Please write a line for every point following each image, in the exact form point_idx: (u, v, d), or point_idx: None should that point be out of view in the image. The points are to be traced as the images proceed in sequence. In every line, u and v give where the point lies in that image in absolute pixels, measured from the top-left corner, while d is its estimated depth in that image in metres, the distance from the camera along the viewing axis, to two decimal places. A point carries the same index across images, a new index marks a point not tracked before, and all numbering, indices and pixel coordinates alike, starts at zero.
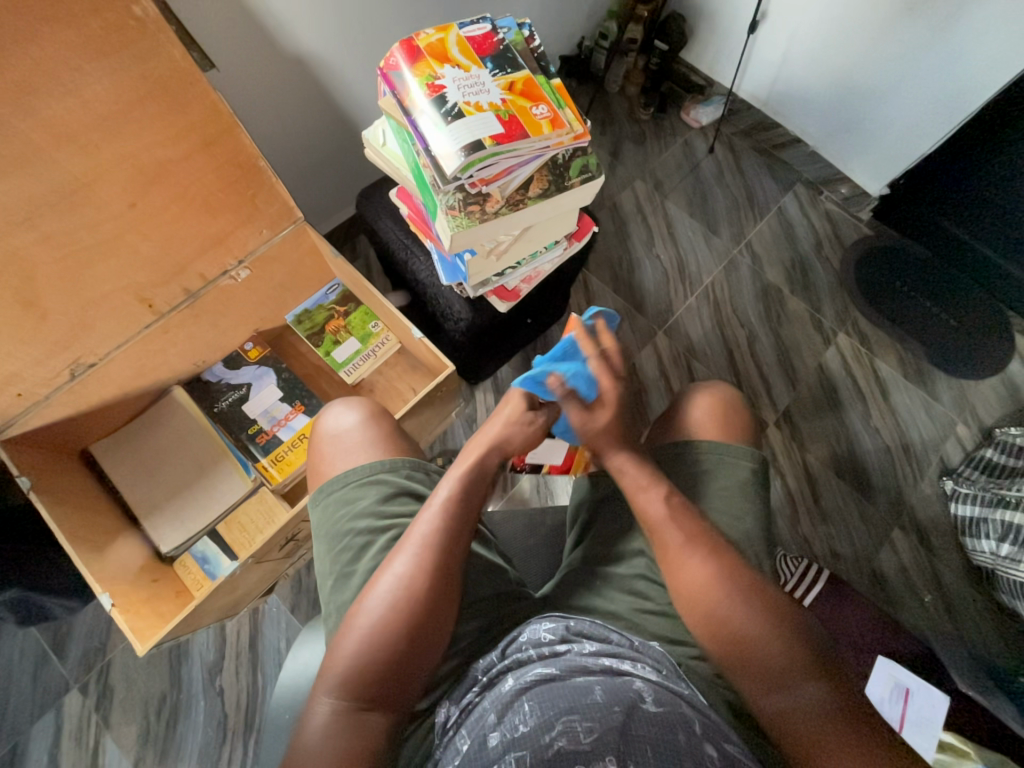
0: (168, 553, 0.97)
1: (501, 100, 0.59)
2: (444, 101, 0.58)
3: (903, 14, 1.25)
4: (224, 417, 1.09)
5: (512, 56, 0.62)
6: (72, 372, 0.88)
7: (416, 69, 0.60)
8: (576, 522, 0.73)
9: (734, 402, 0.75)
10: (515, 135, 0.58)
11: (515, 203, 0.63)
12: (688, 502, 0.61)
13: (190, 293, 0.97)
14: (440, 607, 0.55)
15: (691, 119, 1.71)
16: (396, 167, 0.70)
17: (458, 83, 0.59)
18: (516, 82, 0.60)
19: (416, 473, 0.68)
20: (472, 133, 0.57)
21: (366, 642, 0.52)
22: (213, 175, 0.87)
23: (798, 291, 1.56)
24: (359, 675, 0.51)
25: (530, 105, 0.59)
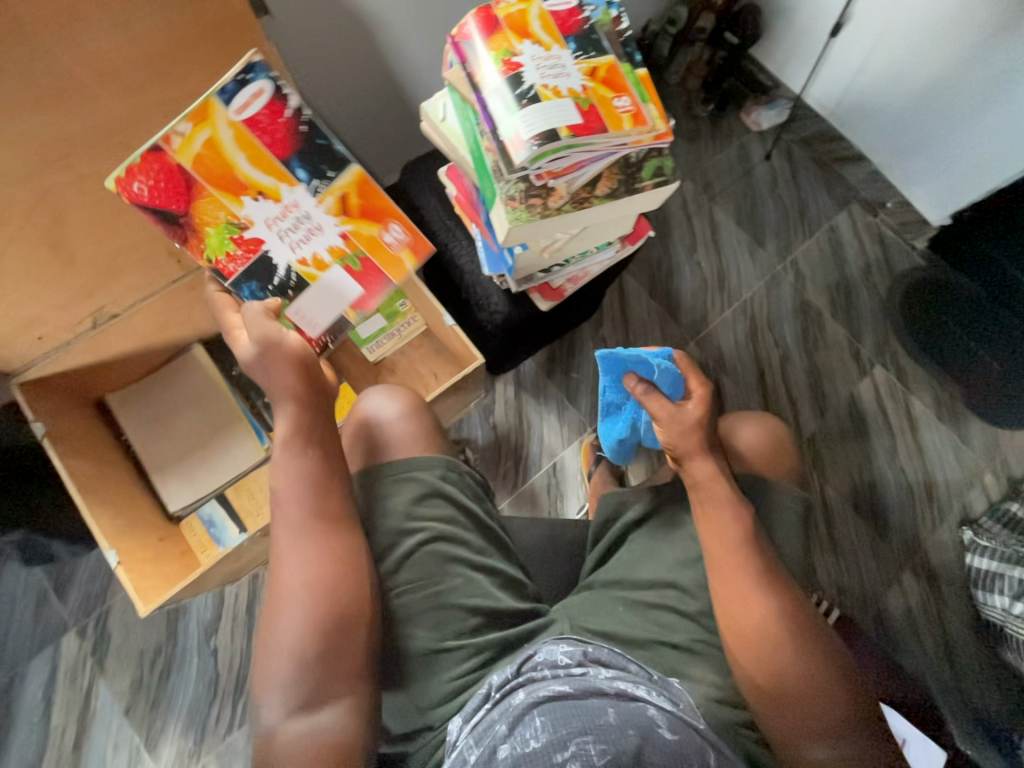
0: (175, 512, 0.96)
1: (581, 87, 0.53)
2: (520, 81, 0.53)
3: (998, 34, 1.17)
4: (242, 381, 1.06)
5: (597, 39, 0.56)
6: (94, 320, 0.87)
7: (491, 42, 0.55)
8: (597, 544, 0.72)
9: (781, 439, 0.71)
10: (593, 128, 0.53)
11: (581, 201, 0.58)
12: (725, 540, 0.58)
13: None
14: (338, 585, 0.56)
15: (751, 121, 1.62)
16: (453, 146, 0.66)
17: (537, 63, 0.54)
18: (599, 68, 0.55)
19: (449, 473, 0.65)
20: (547, 121, 0.52)
21: (289, 660, 0.53)
22: None
23: (839, 316, 1.50)
24: (291, 686, 0.52)
25: (612, 95, 0.54)
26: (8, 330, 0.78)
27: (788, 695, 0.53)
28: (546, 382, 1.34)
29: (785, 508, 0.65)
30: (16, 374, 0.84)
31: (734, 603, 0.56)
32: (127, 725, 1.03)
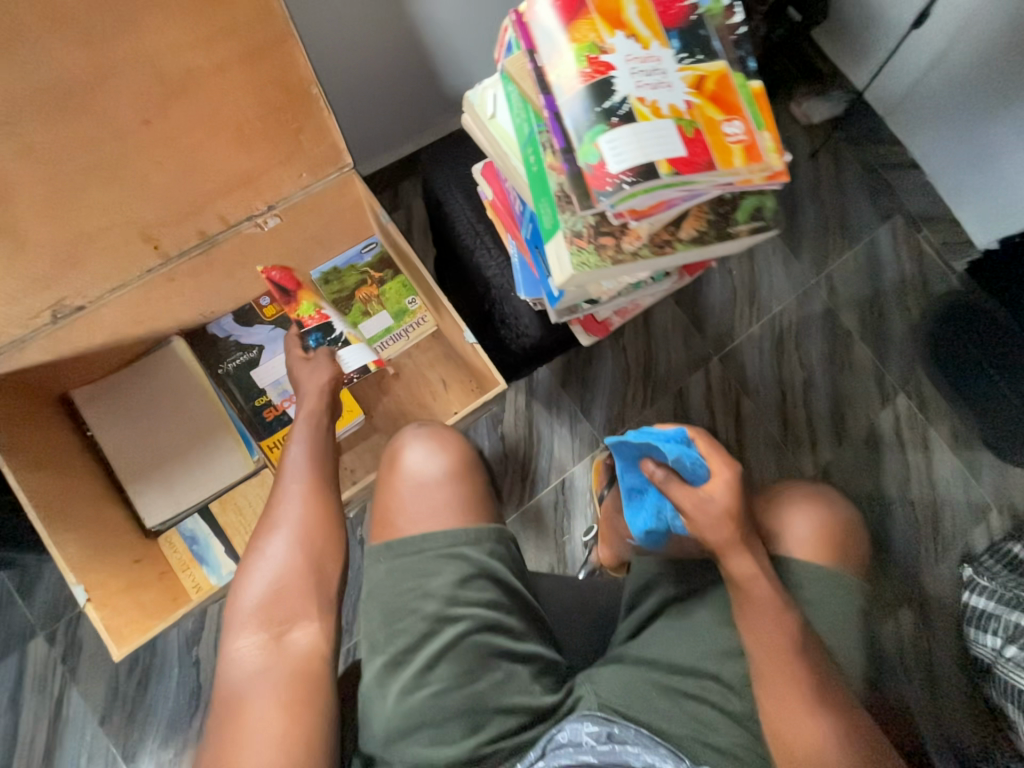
0: (152, 527, 0.87)
1: (686, 104, 0.42)
2: (608, 89, 0.41)
3: None
4: (229, 381, 0.95)
5: (706, 37, 0.44)
6: (54, 314, 0.73)
7: (573, 29, 0.43)
8: (631, 611, 0.65)
9: (833, 519, 0.66)
10: (698, 163, 0.41)
11: (662, 244, 0.47)
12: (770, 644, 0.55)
13: (206, 238, 0.79)
14: (317, 537, 0.63)
15: (801, 113, 1.48)
16: (503, 150, 0.53)
17: (632, 65, 0.42)
18: (707, 78, 0.43)
19: (499, 550, 0.60)
20: (641, 146, 0.40)
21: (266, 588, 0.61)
22: (251, 98, 0.67)
23: (867, 338, 1.43)
24: (265, 606, 0.60)
25: (721, 118, 0.42)
26: None
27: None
28: (559, 392, 1.26)
29: (836, 593, 0.61)
30: None
31: (789, 721, 0.53)
32: (102, 736, 0.98)
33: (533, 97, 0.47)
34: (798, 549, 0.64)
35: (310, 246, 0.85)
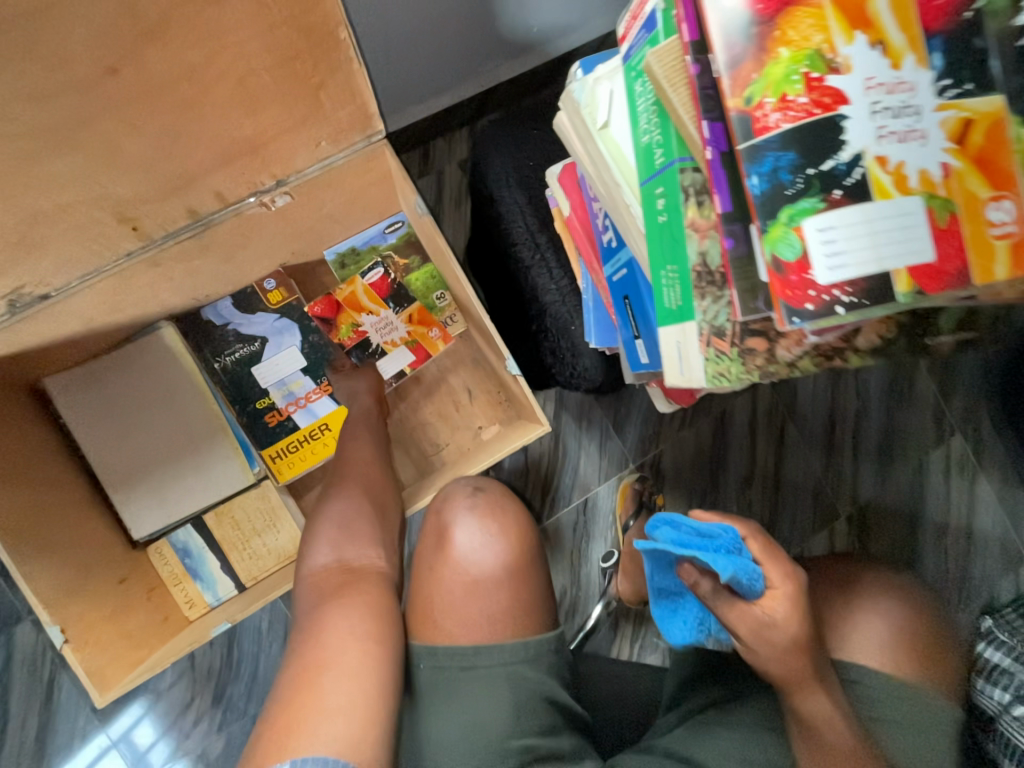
0: (140, 537, 0.78)
1: (942, 176, 0.35)
2: (833, 128, 0.36)
3: None
4: (227, 377, 0.83)
5: (979, 45, 0.35)
6: (13, 302, 0.60)
7: (789, 23, 0.37)
8: (672, 705, 0.57)
9: (917, 630, 0.54)
10: (944, 267, 0.35)
11: (829, 356, 0.42)
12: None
13: (199, 216, 0.64)
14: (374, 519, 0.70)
15: None
16: (618, 171, 0.49)
17: (869, 93, 0.36)
18: (978, 119, 0.35)
19: (555, 669, 0.58)
20: (859, 226, 0.35)
21: (337, 523, 0.68)
22: (258, 42, 0.49)
23: (935, 369, 1.28)
24: (336, 539, 0.67)
25: (990, 196, 0.34)
26: None
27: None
28: (591, 403, 1.15)
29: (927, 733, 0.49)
30: None
31: None
32: (96, 721, 0.96)
33: (680, 121, 0.43)
34: (876, 663, 0.53)
35: (382, 286, 0.88)
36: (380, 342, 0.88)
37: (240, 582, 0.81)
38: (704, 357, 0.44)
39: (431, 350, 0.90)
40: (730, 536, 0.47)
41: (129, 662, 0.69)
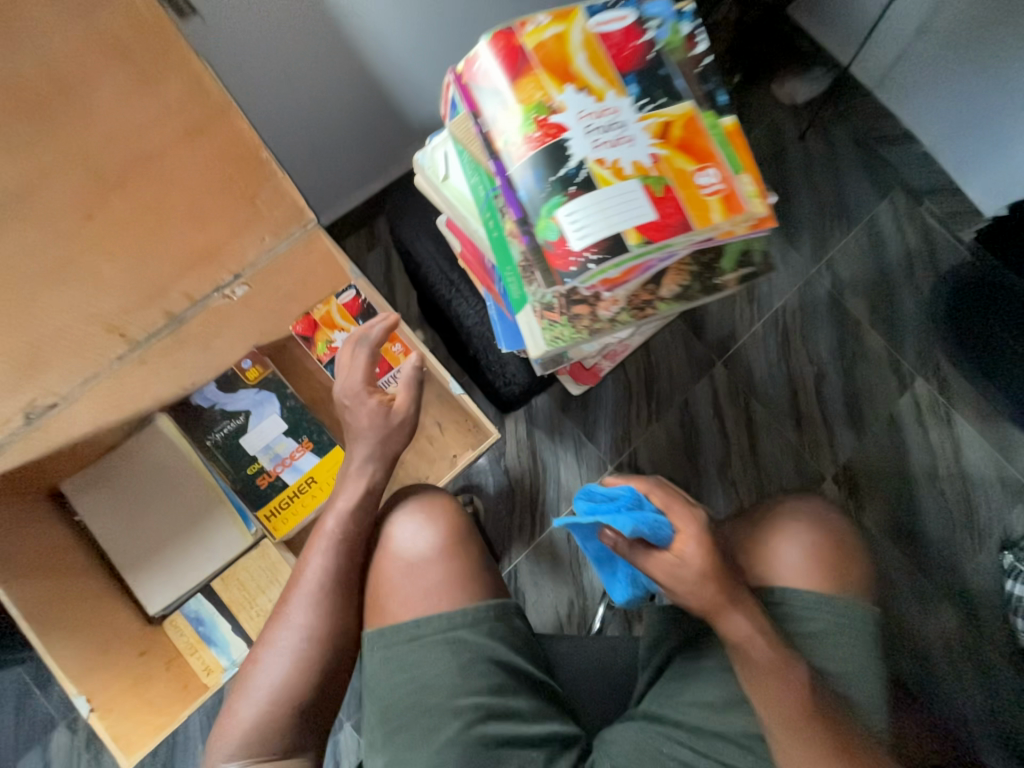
0: (156, 614, 0.84)
1: (649, 160, 0.43)
2: (561, 154, 0.43)
3: None
4: (219, 452, 0.92)
5: (665, 75, 0.44)
6: (27, 416, 0.71)
7: (519, 88, 0.44)
8: (647, 663, 0.61)
9: (832, 544, 0.59)
10: (671, 226, 0.41)
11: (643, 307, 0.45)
12: (784, 708, 0.49)
13: (173, 317, 0.76)
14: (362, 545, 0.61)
15: (784, 96, 1.41)
16: (459, 203, 0.53)
17: (586, 125, 0.43)
18: (673, 123, 0.43)
19: (503, 630, 0.57)
20: (608, 216, 0.41)
21: (266, 702, 0.55)
22: (201, 171, 0.66)
23: (878, 326, 1.36)
24: (258, 734, 0.54)
25: (692, 168, 0.42)
26: None
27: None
28: (561, 417, 1.22)
29: (857, 634, 0.55)
30: None
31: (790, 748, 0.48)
32: None
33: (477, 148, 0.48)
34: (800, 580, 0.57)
35: (354, 306, 0.96)
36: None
37: (251, 639, 0.86)
38: (542, 329, 0.47)
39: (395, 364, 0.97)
40: (627, 493, 0.56)
41: (151, 726, 0.73)
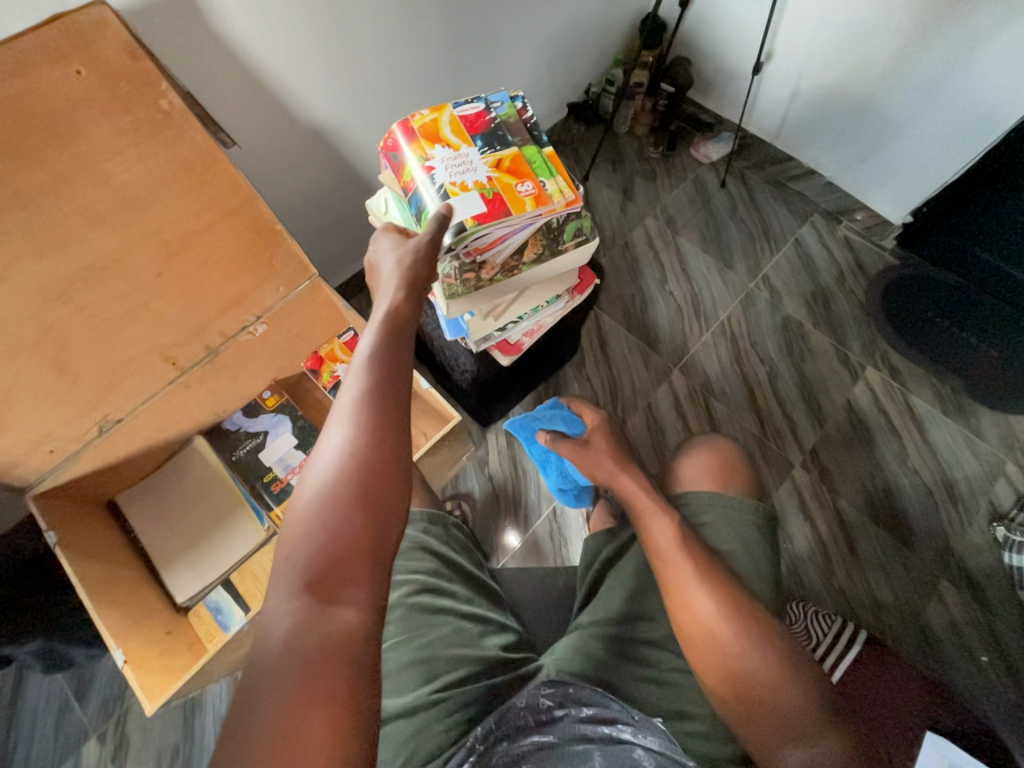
0: (183, 604, 0.99)
1: (486, 178, 0.63)
2: (433, 181, 0.63)
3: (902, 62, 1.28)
4: (242, 465, 1.12)
5: (502, 135, 0.67)
6: (100, 427, 0.93)
7: (409, 150, 0.66)
8: (584, 580, 0.73)
9: (721, 460, 0.74)
10: (498, 213, 0.61)
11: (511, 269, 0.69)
12: (661, 547, 0.61)
13: (211, 349, 1.01)
14: (393, 427, 0.47)
15: (702, 154, 1.71)
16: None
17: (446, 163, 0.63)
18: (504, 159, 0.65)
19: (433, 528, 0.75)
20: (455, 213, 0.60)
21: (314, 524, 0.43)
22: (234, 242, 0.91)
23: (820, 324, 1.50)
24: (317, 557, 0.42)
25: (515, 182, 0.64)
26: (22, 449, 0.85)
27: (743, 683, 0.53)
28: None
29: (745, 524, 0.66)
30: (30, 487, 0.90)
31: (677, 609, 0.58)
32: None
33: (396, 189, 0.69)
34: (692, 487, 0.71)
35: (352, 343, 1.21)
36: None
37: None
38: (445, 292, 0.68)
39: None
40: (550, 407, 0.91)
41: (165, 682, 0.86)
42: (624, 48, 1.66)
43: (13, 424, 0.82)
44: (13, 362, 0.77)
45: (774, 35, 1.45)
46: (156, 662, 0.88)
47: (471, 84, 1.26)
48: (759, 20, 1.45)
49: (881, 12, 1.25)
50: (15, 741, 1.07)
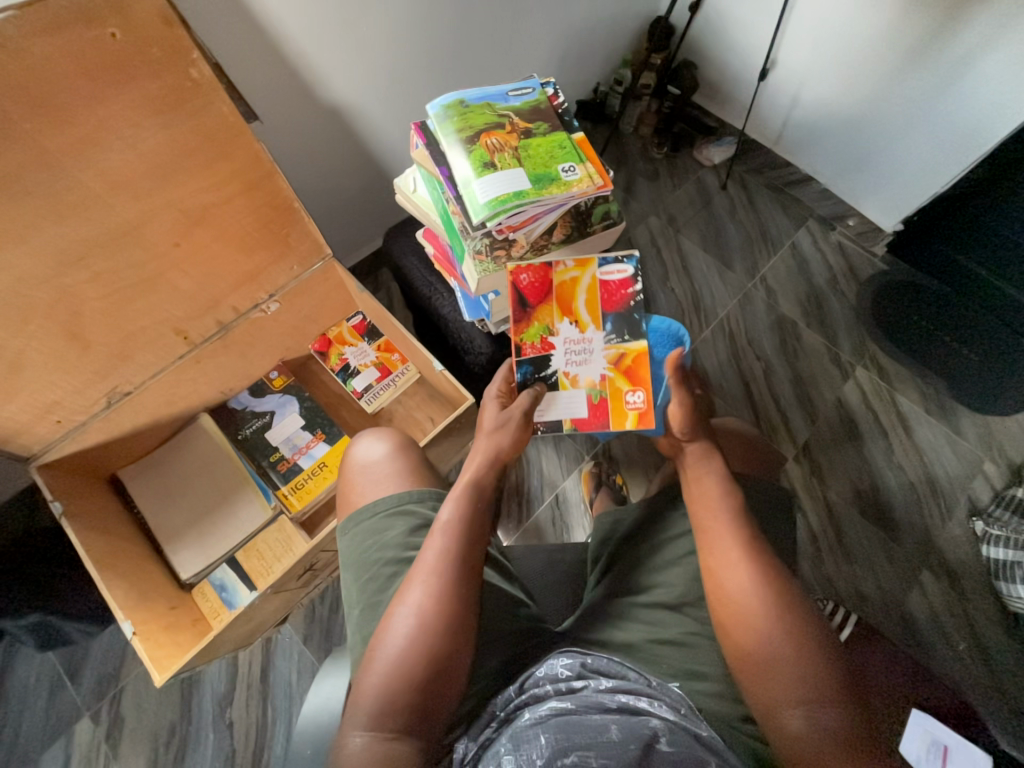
0: (188, 580, 0.99)
1: (599, 380, 0.74)
2: (550, 362, 0.74)
3: (897, 75, 1.34)
4: (248, 444, 1.11)
5: (634, 320, 0.74)
6: (108, 399, 0.93)
7: (540, 310, 0.73)
8: (597, 561, 0.77)
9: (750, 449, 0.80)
10: (595, 423, 0.74)
11: (541, 248, 0.72)
12: (703, 515, 0.64)
13: (222, 325, 1.01)
14: (466, 588, 0.56)
15: (704, 157, 1.76)
16: (425, 211, 0.76)
17: (568, 348, 0.74)
18: (627, 356, 0.74)
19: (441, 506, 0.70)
20: (558, 411, 0.74)
21: (389, 674, 0.51)
22: (251, 216, 0.91)
23: (814, 325, 1.56)
24: (389, 705, 0.50)
25: (626, 391, 0.74)
26: (29, 417, 0.84)
27: (763, 648, 0.55)
28: None
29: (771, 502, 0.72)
30: (34, 457, 0.89)
31: (717, 567, 0.60)
32: None
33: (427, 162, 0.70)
34: None
35: (361, 326, 1.22)
36: (357, 364, 1.19)
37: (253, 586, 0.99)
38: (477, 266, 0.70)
39: (393, 368, 1.19)
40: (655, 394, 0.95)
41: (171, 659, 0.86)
42: (633, 50, 1.70)
43: (21, 392, 0.80)
44: (26, 326, 0.76)
45: (778, 44, 1.50)
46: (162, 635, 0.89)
47: (486, 74, 1.28)
48: (766, 29, 1.50)
49: (880, 29, 1.31)
50: (4, 718, 1.05)
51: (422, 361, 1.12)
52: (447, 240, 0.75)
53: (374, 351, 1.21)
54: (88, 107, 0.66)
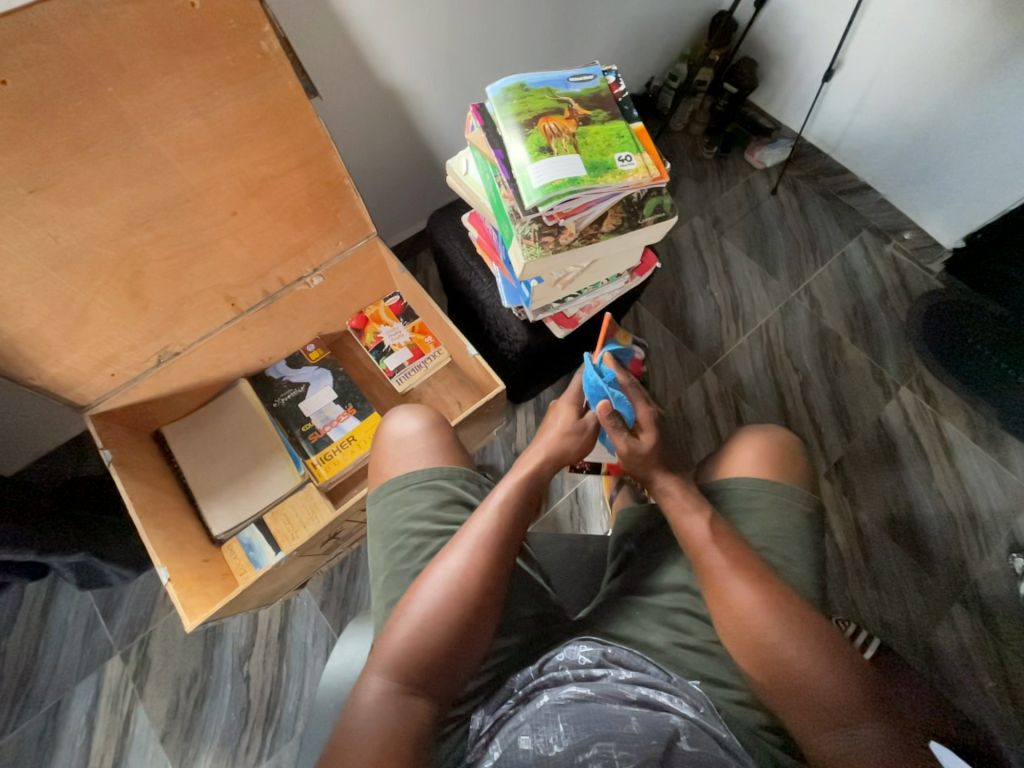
0: (219, 536, 1.03)
1: None
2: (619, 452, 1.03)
3: (976, 81, 1.26)
4: (282, 413, 1.15)
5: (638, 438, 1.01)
6: (159, 358, 0.97)
7: None
8: (617, 554, 0.76)
9: (780, 453, 0.77)
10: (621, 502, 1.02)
11: (588, 236, 0.69)
12: (696, 542, 0.62)
13: (268, 295, 1.05)
14: (503, 571, 0.58)
15: (756, 159, 1.71)
16: (475, 195, 0.77)
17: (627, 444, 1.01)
18: None
19: (469, 484, 0.72)
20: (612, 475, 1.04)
21: (416, 630, 0.53)
22: (304, 191, 0.94)
23: (858, 340, 1.50)
24: (409, 661, 0.52)
25: None
26: (87, 368, 0.89)
27: (778, 667, 0.54)
28: None
29: (795, 511, 0.72)
30: (89, 406, 0.95)
31: (713, 597, 0.59)
32: (162, 752, 1.05)
33: (481, 144, 0.70)
34: (738, 474, 0.76)
35: (397, 307, 1.24)
36: (391, 343, 1.21)
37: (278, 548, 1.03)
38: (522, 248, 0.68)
39: (426, 350, 1.21)
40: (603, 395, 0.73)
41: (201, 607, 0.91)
42: (692, 45, 1.65)
43: (83, 344, 0.85)
44: (92, 282, 0.80)
45: (846, 44, 1.44)
46: (194, 585, 0.93)
47: (541, 63, 1.27)
48: (835, 28, 1.44)
49: (961, 33, 1.23)
50: (45, 647, 1.12)
51: (456, 344, 1.13)
52: (495, 225, 0.76)
53: (408, 332, 1.23)
54: (166, 74, 0.69)
